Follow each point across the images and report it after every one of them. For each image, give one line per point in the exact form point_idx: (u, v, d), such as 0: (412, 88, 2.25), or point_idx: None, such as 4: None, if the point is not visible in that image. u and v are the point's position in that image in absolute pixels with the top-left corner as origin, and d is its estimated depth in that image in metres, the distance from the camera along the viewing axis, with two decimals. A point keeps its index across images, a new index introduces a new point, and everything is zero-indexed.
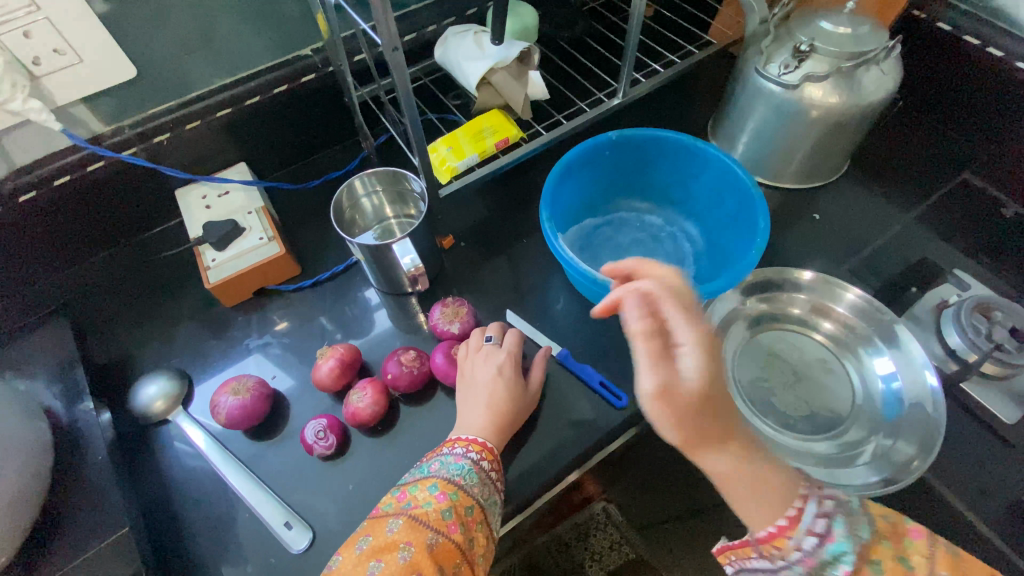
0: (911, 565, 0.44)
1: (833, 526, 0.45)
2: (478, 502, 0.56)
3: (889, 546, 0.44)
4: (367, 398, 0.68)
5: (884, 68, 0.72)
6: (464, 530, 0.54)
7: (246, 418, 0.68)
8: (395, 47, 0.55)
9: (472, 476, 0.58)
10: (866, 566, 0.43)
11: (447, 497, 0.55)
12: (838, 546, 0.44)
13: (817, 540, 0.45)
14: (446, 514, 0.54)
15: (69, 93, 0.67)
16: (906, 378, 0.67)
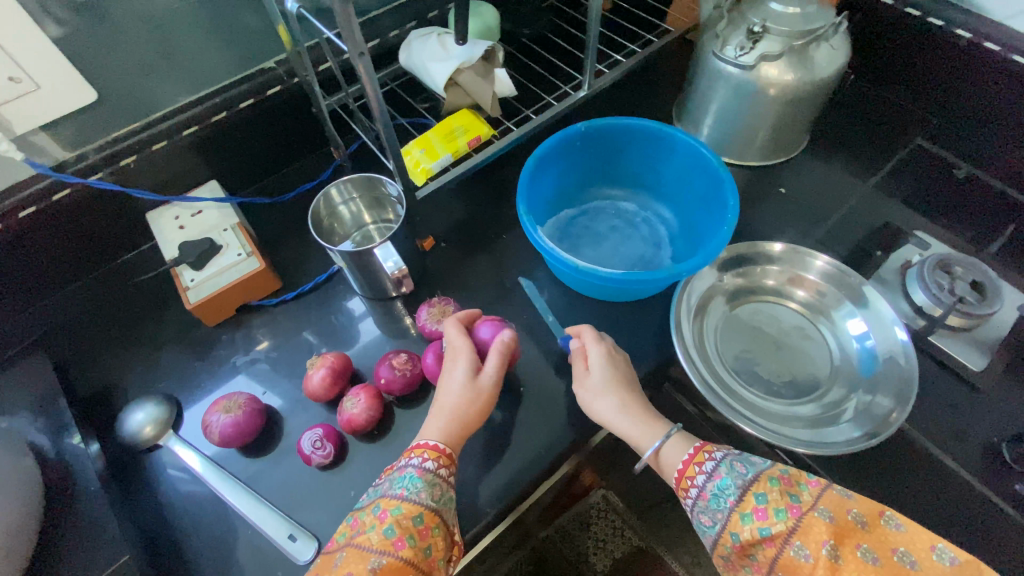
0: (795, 500, 0.49)
1: (721, 465, 0.55)
2: (426, 508, 0.55)
3: (774, 483, 0.51)
4: (359, 404, 0.68)
5: (832, 44, 0.76)
6: (415, 542, 0.52)
7: (241, 436, 0.67)
8: (361, 52, 0.55)
9: (416, 485, 0.56)
10: (750, 495, 0.51)
11: (389, 515, 0.53)
12: (724, 479, 0.54)
13: (708, 475, 0.55)
14: (389, 532, 0.52)
15: (28, 123, 0.66)
16: (878, 336, 0.71)
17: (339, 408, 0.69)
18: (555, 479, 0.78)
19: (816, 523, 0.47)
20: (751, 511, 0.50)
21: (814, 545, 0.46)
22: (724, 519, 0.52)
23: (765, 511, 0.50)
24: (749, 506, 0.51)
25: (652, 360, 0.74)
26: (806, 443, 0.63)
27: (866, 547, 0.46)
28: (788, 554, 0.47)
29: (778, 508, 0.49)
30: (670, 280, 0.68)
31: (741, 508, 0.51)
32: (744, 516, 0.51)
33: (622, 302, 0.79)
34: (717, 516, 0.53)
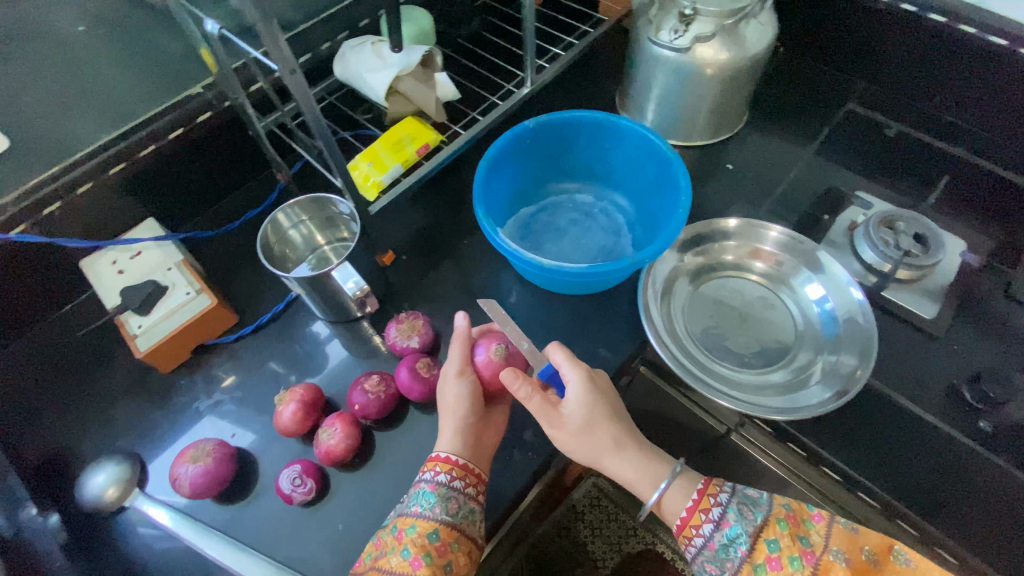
0: (807, 543, 0.53)
1: (727, 511, 0.56)
2: (441, 524, 0.56)
3: (783, 528, 0.54)
4: (335, 435, 0.65)
5: (760, 20, 0.78)
6: (433, 559, 0.54)
7: (212, 484, 0.64)
8: (293, 69, 0.53)
9: (429, 500, 0.58)
10: (762, 542, 0.54)
11: (404, 534, 0.56)
12: (734, 527, 0.55)
13: (716, 523, 0.56)
14: (406, 553, 0.54)
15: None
16: (836, 298, 0.73)
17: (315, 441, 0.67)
18: (545, 479, 0.77)
19: (832, 566, 0.51)
20: (766, 560, 0.53)
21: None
22: (735, 568, 0.54)
23: (780, 560, 0.53)
24: (762, 554, 0.53)
25: (626, 349, 0.75)
26: (781, 410, 0.64)
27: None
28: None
29: (793, 557, 0.52)
30: (634, 268, 0.69)
31: (755, 558, 0.54)
32: (759, 565, 0.53)
33: (590, 294, 0.79)
34: (726, 563, 0.55)
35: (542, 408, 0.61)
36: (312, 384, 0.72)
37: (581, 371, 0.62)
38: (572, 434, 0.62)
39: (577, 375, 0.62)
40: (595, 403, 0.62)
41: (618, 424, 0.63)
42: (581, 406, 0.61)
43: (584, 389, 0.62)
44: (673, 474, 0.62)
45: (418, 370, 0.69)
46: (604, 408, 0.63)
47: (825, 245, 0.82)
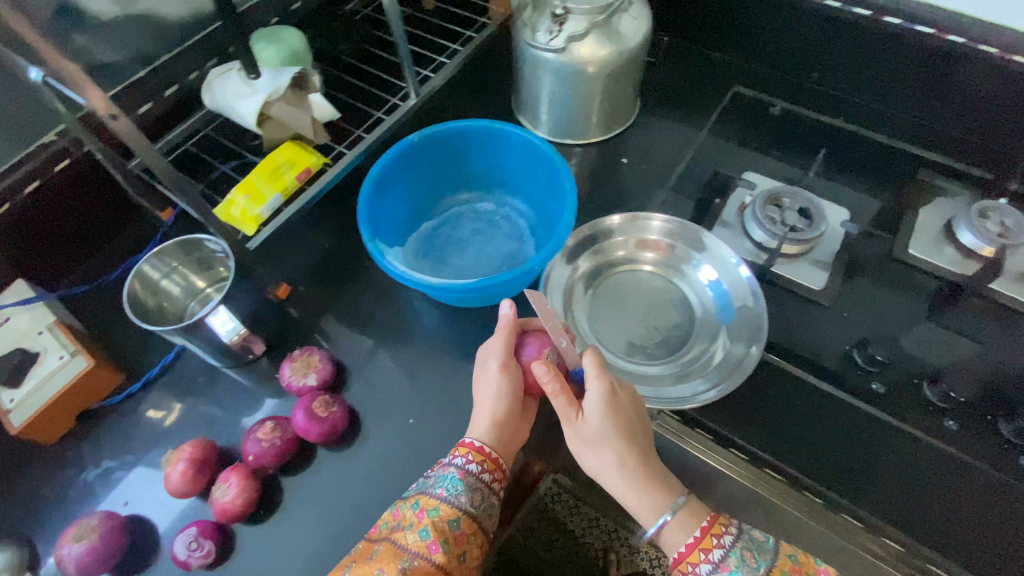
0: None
1: (730, 554, 0.54)
2: (465, 512, 0.58)
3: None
4: (233, 487, 0.63)
5: (632, 15, 0.80)
6: (447, 549, 0.55)
7: (101, 562, 0.60)
8: (113, 113, 0.54)
9: (457, 486, 0.59)
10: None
11: (427, 515, 0.57)
12: (734, 572, 0.53)
13: (714, 564, 0.54)
14: (423, 535, 0.55)
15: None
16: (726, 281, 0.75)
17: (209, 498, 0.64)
18: None
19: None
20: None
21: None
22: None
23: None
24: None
25: None
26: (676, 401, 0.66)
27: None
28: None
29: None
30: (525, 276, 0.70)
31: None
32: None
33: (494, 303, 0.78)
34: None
35: (570, 414, 0.61)
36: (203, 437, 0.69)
37: (606, 384, 0.61)
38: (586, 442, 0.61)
39: (603, 388, 0.61)
40: (617, 417, 0.60)
41: (633, 447, 0.60)
42: (600, 417, 0.60)
43: (606, 405, 0.60)
44: (676, 507, 0.58)
45: (315, 411, 0.67)
46: (628, 425, 0.60)
47: (718, 227, 0.82)
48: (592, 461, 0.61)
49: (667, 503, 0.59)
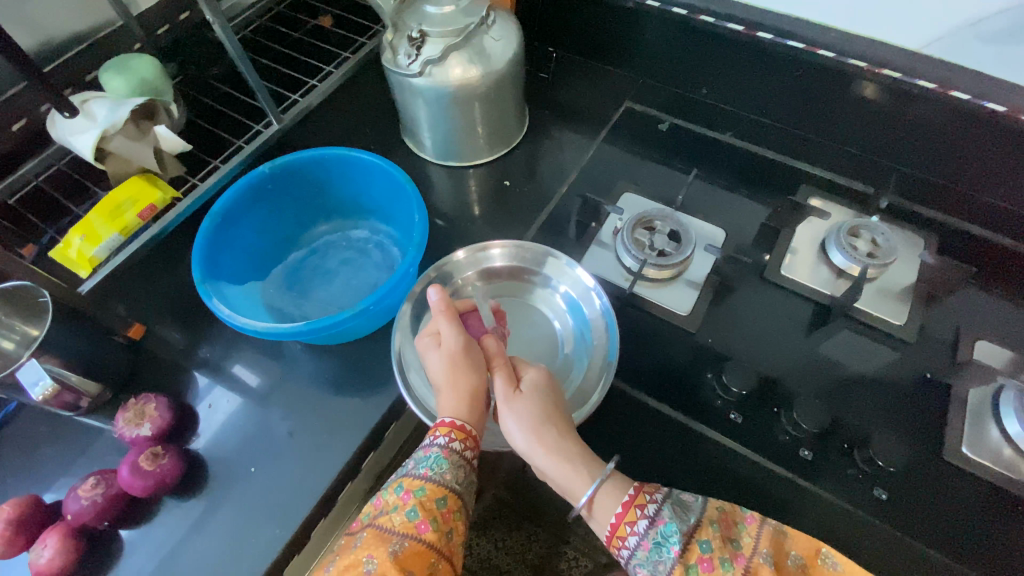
0: (738, 546, 0.41)
1: (665, 508, 0.43)
2: (452, 490, 0.47)
3: (716, 529, 0.42)
4: (150, 422, 0.54)
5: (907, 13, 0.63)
6: (439, 526, 0.45)
7: (148, 367, 0.60)
8: None
9: (439, 464, 0.47)
10: (695, 544, 0.41)
11: (412, 496, 0.46)
12: (669, 525, 0.42)
13: (650, 521, 0.43)
14: (413, 513, 0.45)
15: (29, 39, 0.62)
16: (909, 365, 0.58)
17: (138, 447, 0.53)
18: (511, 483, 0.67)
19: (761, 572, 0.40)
20: (697, 561, 0.40)
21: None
22: (667, 572, 0.41)
23: (712, 561, 0.40)
24: (693, 555, 0.41)
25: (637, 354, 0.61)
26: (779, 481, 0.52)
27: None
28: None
29: (724, 558, 0.40)
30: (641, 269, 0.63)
31: (687, 558, 0.41)
32: (690, 567, 0.40)
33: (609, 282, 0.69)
34: (660, 567, 0.41)
35: (502, 387, 0.52)
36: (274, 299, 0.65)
37: (543, 373, 0.54)
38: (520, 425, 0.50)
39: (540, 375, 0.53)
40: (553, 399, 0.52)
41: (567, 427, 0.50)
42: (535, 396, 0.51)
43: (544, 381, 0.53)
44: (601, 477, 0.46)
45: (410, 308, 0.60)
46: (565, 415, 0.51)
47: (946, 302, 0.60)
48: (530, 443, 0.49)
49: (589, 477, 0.47)
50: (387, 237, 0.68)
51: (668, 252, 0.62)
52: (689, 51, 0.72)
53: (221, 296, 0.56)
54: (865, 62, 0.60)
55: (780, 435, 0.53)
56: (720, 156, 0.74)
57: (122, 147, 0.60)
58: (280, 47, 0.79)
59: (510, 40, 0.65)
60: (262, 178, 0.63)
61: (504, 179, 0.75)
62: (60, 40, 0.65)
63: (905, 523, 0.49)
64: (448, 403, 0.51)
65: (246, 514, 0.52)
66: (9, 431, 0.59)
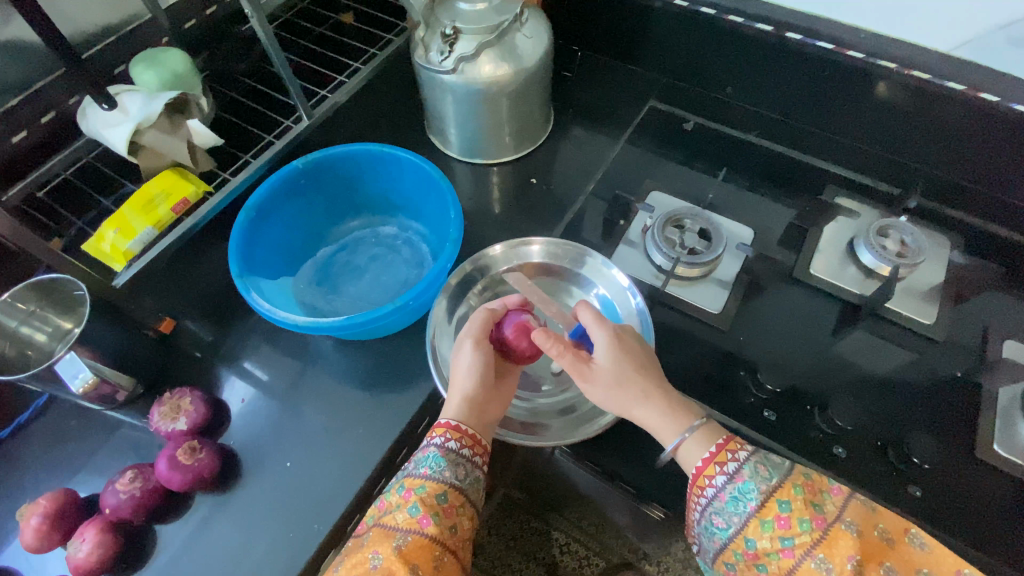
0: (820, 510, 0.41)
1: (746, 466, 0.44)
2: (452, 486, 0.47)
3: (800, 491, 0.42)
4: (185, 416, 0.54)
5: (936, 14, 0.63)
6: (441, 520, 0.45)
7: (179, 362, 0.60)
8: None
9: (438, 463, 0.48)
10: (773, 502, 0.42)
11: (412, 493, 0.46)
12: (747, 482, 0.43)
13: (729, 477, 0.44)
14: (414, 509, 0.45)
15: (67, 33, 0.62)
16: (939, 364, 0.58)
17: (174, 442, 0.53)
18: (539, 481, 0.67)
19: (842, 536, 0.40)
20: (773, 518, 0.41)
21: (839, 559, 0.39)
22: (741, 524, 0.42)
23: (789, 520, 0.41)
24: (770, 513, 0.41)
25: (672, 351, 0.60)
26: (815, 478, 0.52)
27: (888, 566, 0.40)
28: (808, 567, 0.40)
29: (803, 519, 0.41)
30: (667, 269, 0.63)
31: (762, 514, 0.42)
32: (765, 523, 0.41)
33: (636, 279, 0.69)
34: (734, 519, 0.43)
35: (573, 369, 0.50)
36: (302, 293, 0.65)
37: (610, 331, 0.51)
38: (603, 392, 0.50)
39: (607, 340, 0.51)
40: (628, 360, 0.50)
41: (650, 377, 0.50)
42: (611, 365, 0.50)
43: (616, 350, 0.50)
44: (692, 427, 0.47)
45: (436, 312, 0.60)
46: (647, 367, 0.50)
47: (973, 301, 0.61)
48: (621, 407, 0.50)
49: (679, 424, 0.48)
50: (416, 234, 0.69)
51: (699, 250, 0.63)
52: (716, 51, 0.73)
53: (258, 290, 0.57)
54: (895, 63, 0.60)
55: (813, 432, 0.53)
56: (745, 155, 0.74)
57: (156, 140, 0.59)
58: (306, 43, 0.79)
59: (541, 39, 0.65)
60: (296, 173, 0.63)
61: (530, 176, 0.75)
62: (94, 31, 0.64)
63: (941, 520, 0.49)
64: (452, 407, 0.51)
65: (283, 509, 0.52)
66: (38, 424, 0.58)
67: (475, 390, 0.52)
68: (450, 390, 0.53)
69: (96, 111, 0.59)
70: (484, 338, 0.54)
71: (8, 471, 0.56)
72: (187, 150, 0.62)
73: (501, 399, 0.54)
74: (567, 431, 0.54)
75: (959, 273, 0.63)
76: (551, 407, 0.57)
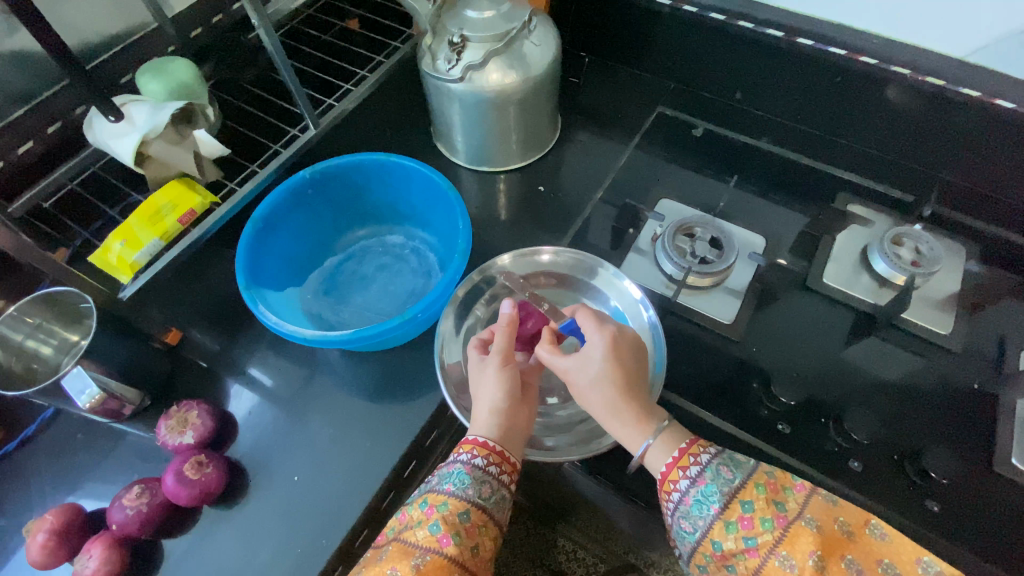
0: (783, 509, 0.40)
1: (707, 469, 0.43)
2: (476, 505, 0.46)
3: (762, 491, 0.41)
4: (192, 429, 0.53)
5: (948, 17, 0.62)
6: (462, 540, 0.44)
7: (187, 373, 0.59)
8: None
9: (462, 480, 0.47)
10: (736, 504, 0.41)
11: (435, 510, 0.45)
12: (710, 484, 0.42)
13: (692, 481, 0.43)
14: (435, 527, 0.44)
15: (73, 44, 0.62)
16: (956, 374, 0.57)
17: (181, 456, 0.52)
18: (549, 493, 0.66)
19: (802, 534, 0.39)
20: (737, 520, 0.40)
21: (801, 556, 0.38)
22: (707, 527, 0.41)
23: (751, 521, 0.40)
24: (734, 514, 0.41)
25: (686, 362, 0.59)
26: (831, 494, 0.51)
27: (850, 559, 0.38)
28: (773, 566, 0.39)
29: (766, 518, 0.40)
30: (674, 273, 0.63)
31: (727, 516, 0.41)
32: (730, 525, 0.40)
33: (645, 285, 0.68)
34: (700, 522, 0.41)
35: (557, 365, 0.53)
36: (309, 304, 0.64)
37: (608, 334, 0.52)
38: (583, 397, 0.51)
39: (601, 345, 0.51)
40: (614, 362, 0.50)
41: (629, 384, 0.49)
42: (595, 363, 0.50)
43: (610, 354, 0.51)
44: (656, 431, 0.47)
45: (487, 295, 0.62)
46: (632, 377, 0.50)
47: (988, 310, 0.60)
48: (590, 402, 0.50)
49: (643, 429, 0.47)
50: (423, 243, 0.69)
51: (711, 259, 0.62)
52: (725, 56, 0.72)
53: (265, 303, 0.56)
54: (908, 69, 0.59)
55: (828, 446, 0.52)
56: (754, 162, 0.74)
57: (162, 151, 0.59)
58: (312, 50, 0.78)
59: (549, 46, 0.64)
60: (302, 184, 0.63)
61: (538, 184, 0.75)
62: (96, 42, 0.64)
63: (960, 537, 0.48)
64: (482, 424, 0.50)
65: (290, 524, 0.51)
66: (43, 436, 0.58)
67: (505, 405, 0.51)
68: (479, 406, 0.51)
69: (102, 121, 0.59)
70: (510, 355, 0.54)
71: (14, 485, 0.56)
72: (193, 160, 0.62)
73: (528, 413, 0.53)
74: (577, 442, 0.54)
75: (975, 282, 0.62)
76: (564, 421, 0.57)
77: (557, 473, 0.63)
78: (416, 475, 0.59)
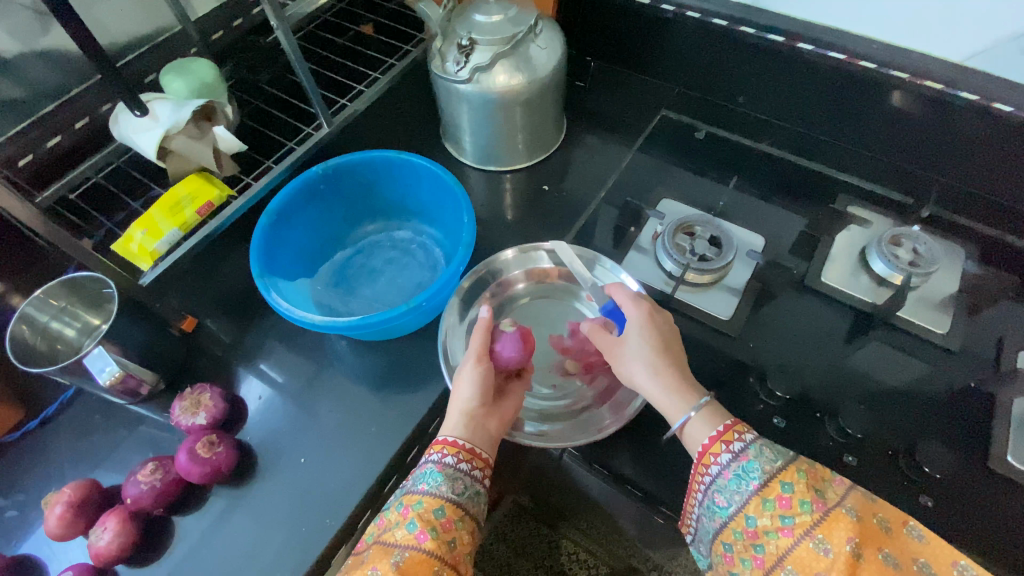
0: (821, 495, 0.40)
1: (751, 447, 0.44)
2: (450, 501, 0.47)
3: (803, 475, 0.41)
4: (204, 411, 0.55)
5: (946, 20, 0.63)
6: (439, 535, 0.45)
7: (201, 359, 0.62)
8: None
9: (436, 479, 0.48)
10: (775, 483, 0.41)
11: (411, 509, 0.46)
12: (752, 461, 0.43)
13: (734, 455, 0.44)
14: (412, 525, 0.45)
15: (104, 42, 0.66)
16: (952, 372, 0.58)
17: (193, 437, 0.54)
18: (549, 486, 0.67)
19: (841, 519, 0.39)
20: (774, 497, 0.41)
21: (838, 540, 0.38)
22: (742, 502, 0.42)
23: (790, 500, 0.40)
24: (772, 492, 0.41)
25: (685, 356, 0.60)
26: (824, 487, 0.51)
27: (887, 552, 0.38)
28: (806, 548, 0.38)
29: (804, 500, 0.40)
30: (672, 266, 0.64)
31: (764, 493, 0.41)
32: (766, 501, 0.41)
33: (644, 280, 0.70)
34: (736, 497, 0.42)
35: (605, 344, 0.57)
36: (318, 295, 0.66)
37: (644, 308, 0.56)
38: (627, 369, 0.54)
39: (637, 317, 0.55)
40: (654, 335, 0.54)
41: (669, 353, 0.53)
42: (634, 336, 0.54)
43: (646, 322, 0.55)
44: (697, 405, 0.49)
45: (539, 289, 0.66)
46: (669, 350, 0.53)
47: (985, 310, 0.61)
48: (633, 375, 0.53)
49: (686, 403, 0.50)
50: (430, 238, 0.71)
51: (710, 257, 0.63)
52: (729, 60, 0.73)
53: (277, 290, 0.59)
54: (907, 74, 0.60)
55: (824, 440, 0.53)
56: (756, 164, 0.75)
57: (183, 146, 0.62)
58: (327, 53, 0.81)
59: (555, 49, 0.66)
60: (315, 178, 0.65)
61: (543, 183, 0.77)
62: (124, 42, 0.68)
63: (953, 531, 0.48)
64: (453, 424, 0.52)
65: (298, 505, 0.53)
66: (63, 417, 0.60)
67: (474, 405, 0.53)
68: (451, 406, 0.54)
69: (127, 117, 0.62)
70: (487, 353, 0.56)
71: (34, 463, 0.59)
72: (212, 155, 0.64)
73: (501, 417, 0.54)
74: (576, 431, 0.56)
75: (973, 283, 0.62)
76: (563, 410, 0.59)
77: (557, 465, 0.65)
78: (419, 462, 0.60)
